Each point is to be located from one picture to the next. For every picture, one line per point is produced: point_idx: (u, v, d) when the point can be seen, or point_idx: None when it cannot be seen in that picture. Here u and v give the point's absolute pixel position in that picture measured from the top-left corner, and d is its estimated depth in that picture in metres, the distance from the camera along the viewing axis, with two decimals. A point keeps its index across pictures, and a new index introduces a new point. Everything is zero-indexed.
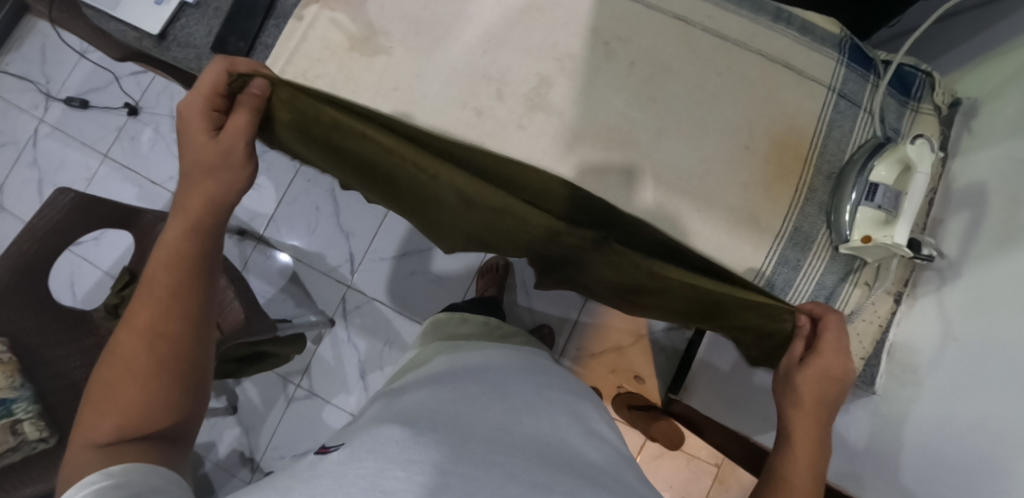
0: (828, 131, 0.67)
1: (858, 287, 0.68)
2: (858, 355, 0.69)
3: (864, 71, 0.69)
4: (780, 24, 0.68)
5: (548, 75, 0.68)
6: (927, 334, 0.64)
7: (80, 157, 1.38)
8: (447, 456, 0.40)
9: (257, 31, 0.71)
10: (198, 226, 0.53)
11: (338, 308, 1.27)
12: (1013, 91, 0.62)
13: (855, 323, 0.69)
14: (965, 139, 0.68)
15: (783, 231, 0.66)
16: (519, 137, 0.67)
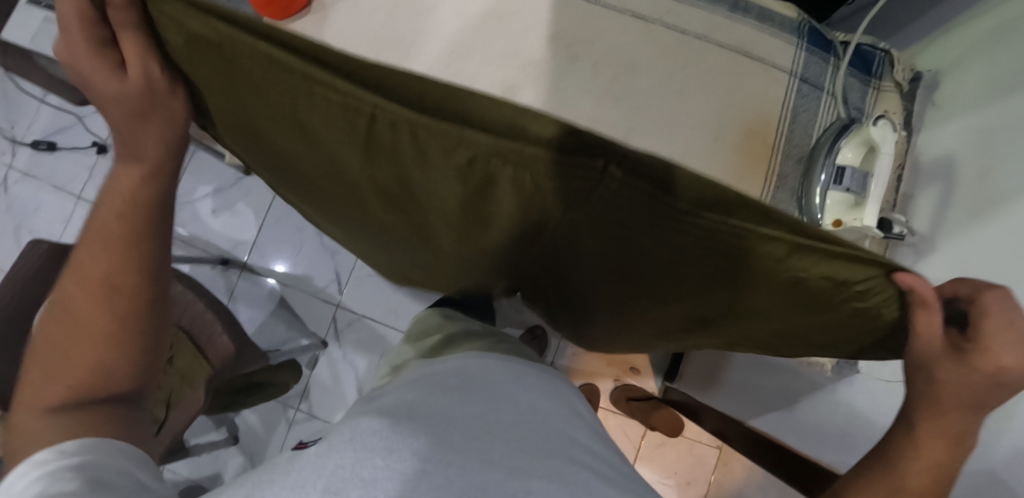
0: (794, 116, 0.68)
1: None
2: None
3: (824, 52, 0.69)
4: (738, 13, 0.68)
5: (513, 85, 0.68)
6: None
7: (54, 202, 1.37)
8: (429, 442, 0.41)
9: None
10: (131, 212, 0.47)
11: (330, 329, 1.27)
12: (974, 59, 0.62)
13: None
14: (929, 112, 0.69)
15: None
16: None
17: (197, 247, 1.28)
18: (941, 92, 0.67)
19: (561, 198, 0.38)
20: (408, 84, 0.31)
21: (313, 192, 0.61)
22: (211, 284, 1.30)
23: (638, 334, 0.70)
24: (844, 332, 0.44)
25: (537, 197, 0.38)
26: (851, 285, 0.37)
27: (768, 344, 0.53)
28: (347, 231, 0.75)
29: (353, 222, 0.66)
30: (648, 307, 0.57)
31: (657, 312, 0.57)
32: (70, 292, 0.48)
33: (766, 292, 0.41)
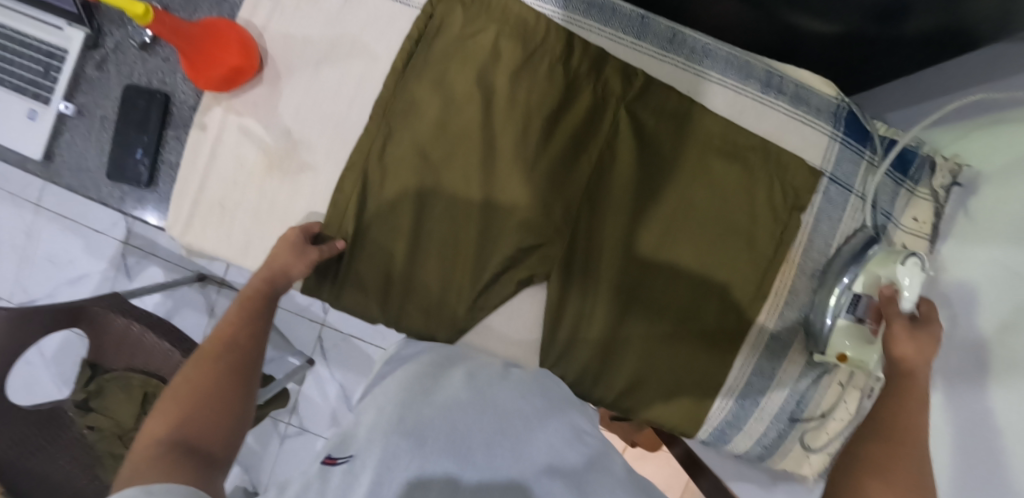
0: (816, 224, 0.67)
1: (832, 387, 0.68)
2: (828, 453, 0.69)
3: (860, 148, 0.67)
4: (771, 93, 0.66)
5: (509, 137, 0.64)
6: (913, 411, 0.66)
7: (10, 208, 1.14)
8: (429, 405, 0.44)
9: (154, 152, 0.65)
10: (249, 308, 0.57)
11: (315, 348, 1.17)
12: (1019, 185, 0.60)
13: (829, 423, 0.69)
14: (961, 221, 0.68)
15: (760, 341, 0.67)
16: (495, 200, 0.64)
17: (171, 262, 1.12)
18: (977, 198, 0.66)
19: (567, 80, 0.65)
20: (550, 32, 0.64)
21: (368, 160, 0.63)
22: (188, 301, 1.13)
23: (666, 367, 0.66)
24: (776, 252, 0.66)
25: (591, 81, 0.65)
26: (749, 157, 0.65)
27: (760, 254, 0.66)
28: (372, 260, 0.65)
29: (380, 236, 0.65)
30: (683, 262, 0.65)
31: (693, 266, 0.65)
32: (156, 421, 0.46)
33: (691, 169, 0.65)
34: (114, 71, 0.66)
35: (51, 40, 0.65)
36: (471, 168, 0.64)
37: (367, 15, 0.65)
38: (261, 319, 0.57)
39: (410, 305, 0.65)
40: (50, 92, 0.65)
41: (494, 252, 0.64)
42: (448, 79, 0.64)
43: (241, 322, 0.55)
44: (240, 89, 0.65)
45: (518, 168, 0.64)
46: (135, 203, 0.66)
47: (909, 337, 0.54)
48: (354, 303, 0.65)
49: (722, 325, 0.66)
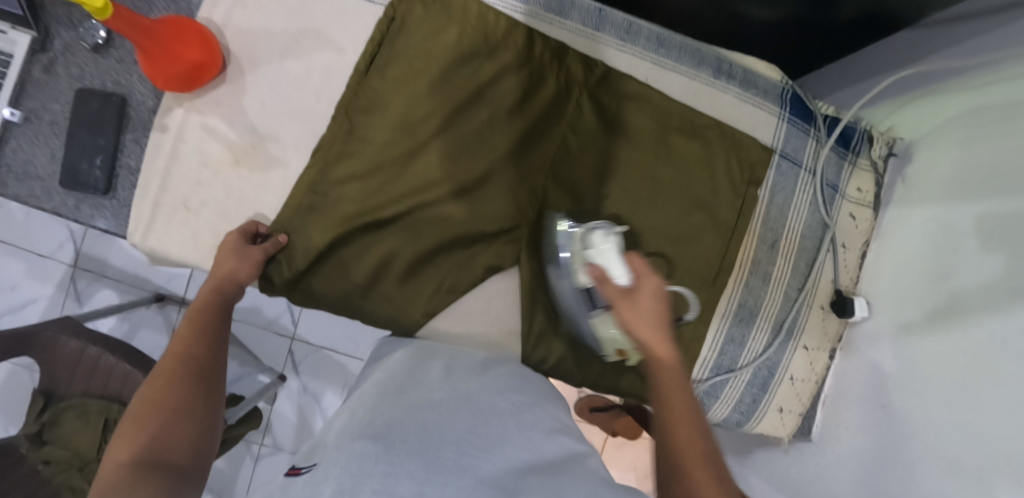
0: (772, 197, 0.72)
1: (798, 351, 0.73)
2: (797, 413, 0.74)
3: (806, 125, 0.72)
4: (722, 79, 0.70)
5: (479, 128, 0.65)
6: (866, 368, 0.71)
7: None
8: (401, 403, 0.48)
9: (110, 155, 0.63)
10: (203, 316, 0.55)
11: (286, 363, 1.14)
12: (952, 152, 0.66)
13: (795, 384, 0.73)
14: (898, 188, 0.74)
15: (729, 311, 0.70)
16: (468, 190, 0.65)
17: (126, 283, 1.06)
18: (912, 167, 0.73)
19: (531, 70, 0.66)
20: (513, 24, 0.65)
21: (331, 152, 0.63)
22: (146, 322, 1.08)
23: None
24: (738, 225, 0.69)
25: (554, 69, 0.67)
26: (706, 137, 0.69)
27: (721, 226, 0.69)
28: (342, 252, 0.64)
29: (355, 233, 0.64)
30: (652, 240, 0.68)
31: (662, 242, 0.68)
32: (119, 441, 0.44)
33: (654, 151, 0.68)
34: (64, 74, 0.63)
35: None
36: (442, 161, 0.64)
37: (330, 9, 0.65)
38: (217, 327, 0.55)
39: (378, 294, 0.64)
40: None
41: (461, 236, 0.65)
42: (411, 72, 0.64)
43: (195, 331, 0.53)
44: (201, 88, 0.64)
45: (488, 157, 0.65)
46: (92, 210, 0.63)
47: (634, 312, 0.51)
48: (329, 301, 0.64)
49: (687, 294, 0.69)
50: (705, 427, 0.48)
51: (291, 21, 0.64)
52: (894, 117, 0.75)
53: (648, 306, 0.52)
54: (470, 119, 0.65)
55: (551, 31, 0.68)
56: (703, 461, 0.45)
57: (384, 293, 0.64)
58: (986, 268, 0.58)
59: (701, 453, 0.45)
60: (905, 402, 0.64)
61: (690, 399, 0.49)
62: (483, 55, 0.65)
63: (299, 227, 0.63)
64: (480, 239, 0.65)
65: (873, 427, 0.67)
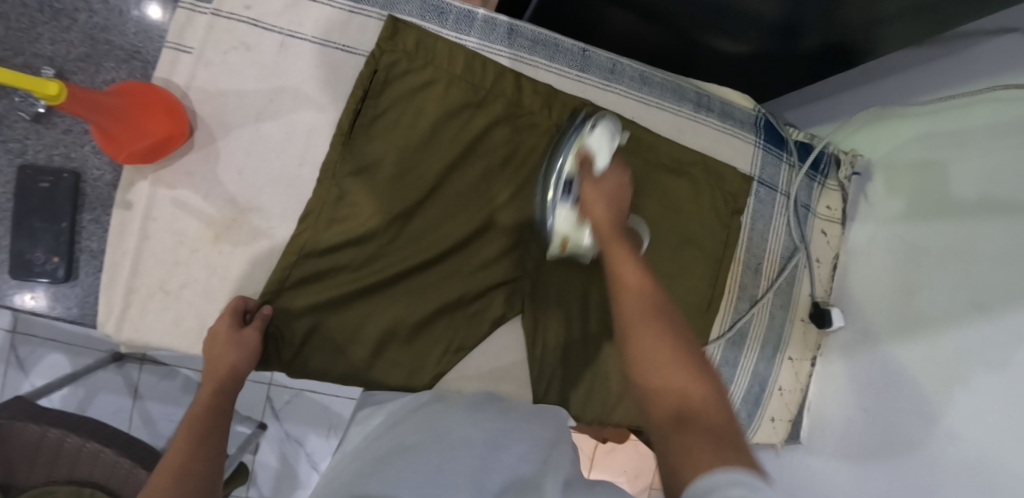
0: (753, 222, 0.75)
1: (785, 363, 0.78)
2: (786, 420, 0.79)
3: (779, 151, 0.76)
4: (702, 112, 0.73)
5: (473, 181, 0.64)
6: (841, 376, 0.76)
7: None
8: (371, 461, 0.44)
9: (66, 237, 0.56)
10: (202, 418, 0.51)
11: (265, 410, 1.08)
12: (909, 170, 0.72)
13: (782, 394, 0.78)
14: (862, 205, 0.79)
15: (723, 334, 0.74)
16: (467, 246, 0.64)
17: (76, 345, 0.96)
18: (873, 185, 0.78)
19: (520, 118, 0.65)
20: (501, 71, 0.64)
21: (323, 217, 0.60)
22: (104, 386, 0.99)
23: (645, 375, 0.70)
24: (724, 253, 0.73)
25: (545, 114, 0.66)
26: (691, 170, 0.71)
27: (711, 256, 0.72)
28: (341, 322, 0.61)
29: (353, 299, 0.61)
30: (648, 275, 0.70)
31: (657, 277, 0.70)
32: None
33: (645, 190, 0.70)
34: (1, 149, 0.56)
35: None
36: (439, 218, 0.64)
37: (307, 65, 0.61)
38: (216, 430, 0.51)
39: (385, 361, 0.62)
40: None
41: (465, 293, 0.64)
42: (400, 128, 0.62)
43: (191, 442, 0.48)
44: (168, 157, 0.58)
45: (485, 210, 0.64)
46: (53, 300, 0.57)
47: (595, 191, 0.58)
48: (331, 372, 0.62)
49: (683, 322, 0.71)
50: (670, 309, 0.48)
51: (264, 78, 0.60)
52: (855, 138, 0.81)
53: (608, 185, 0.58)
54: (463, 174, 0.64)
55: (538, 74, 0.67)
56: (658, 322, 0.46)
57: (388, 359, 0.63)
58: (946, 280, 0.64)
59: (650, 309, 0.47)
60: (880, 406, 0.69)
61: (634, 255, 0.53)
62: (473, 106, 0.64)
63: (293, 300, 0.59)
64: (482, 293, 0.65)
65: (854, 428, 0.72)
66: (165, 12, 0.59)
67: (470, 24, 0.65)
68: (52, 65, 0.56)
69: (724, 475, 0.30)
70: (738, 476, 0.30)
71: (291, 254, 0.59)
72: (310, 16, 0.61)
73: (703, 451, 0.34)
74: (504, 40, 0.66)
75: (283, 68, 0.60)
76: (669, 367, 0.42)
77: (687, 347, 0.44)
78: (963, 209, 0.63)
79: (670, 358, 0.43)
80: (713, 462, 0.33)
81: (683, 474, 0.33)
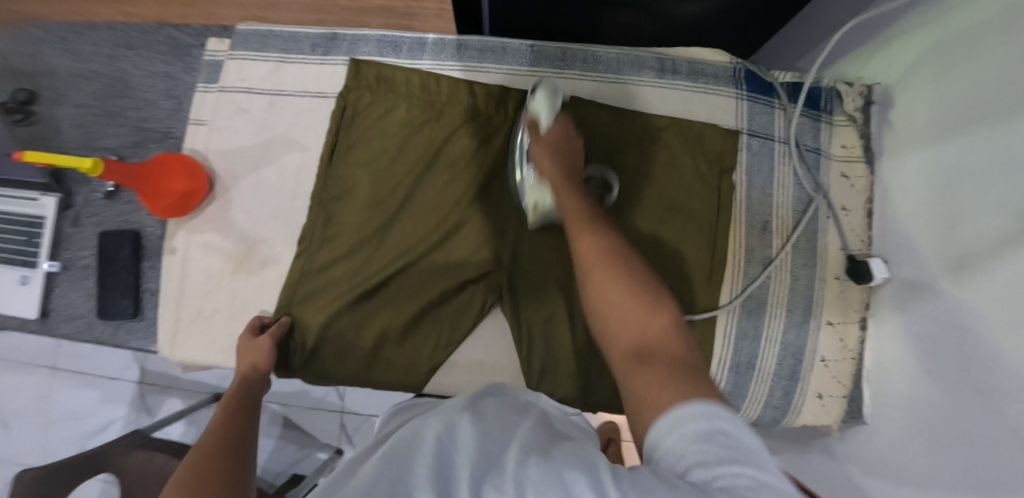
0: (750, 178, 0.70)
1: (823, 327, 0.68)
2: (839, 395, 0.68)
3: (768, 99, 0.71)
4: (668, 76, 0.71)
5: (441, 188, 0.69)
6: (896, 336, 0.64)
7: (31, 374, 1.12)
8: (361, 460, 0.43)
9: (131, 281, 0.71)
10: (231, 406, 0.59)
11: (340, 436, 1.18)
12: (925, 83, 0.62)
13: (827, 364, 0.68)
14: (887, 135, 0.69)
15: (736, 302, 0.68)
16: (445, 246, 0.68)
17: (187, 389, 1.13)
18: (894, 110, 0.68)
19: (477, 122, 0.70)
20: (454, 83, 0.70)
21: (316, 236, 0.68)
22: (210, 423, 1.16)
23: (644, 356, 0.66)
24: (718, 216, 0.68)
25: (502, 112, 0.70)
26: (665, 136, 0.69)
27: (702, 219, 0.68)
28: (340, 329, 0.67)
29: (346, 307, 0.67)
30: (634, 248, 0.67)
31: (644, 249, 0.67)
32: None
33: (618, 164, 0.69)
34: (87, 224, 0.73)
35: (27, 212, 0.72)
36: (413, 226, 0.69)
37: (292, 113, 0.72)
38: (250, 408, 0.59)
39: (382, 360, 0.67)
40: (36, 255, 0.71)
41: (445, 290, 0.67)
42: (370, 150, 0.69)
43: (223, 419, 0.57)
44: (198, 210, 0.71)
45: (456, 212, 0.69)
46: (127, 334, 0.72)
47: (541, 146, 0.60)
48: (335, 374, 0.68)
49: (682, 294, 0.67)
50: (617, 240, 0.51)
51: (258, 131, 0.71)
52: (863, 66, 0.71)
53: (554, 134, 0.61)
54: (431, 184, 0.69)
55: (491, 76, 0.71)
56: (613, 257, 0.49)
57: (382, 361, 0.67)
58: (986, 196, 0.52)
59: (612, 251, 0.49)
60: (942, 363, 0.56)
61: (577, 187, 0.56)
62: (433, 119, 0.70)
63: (298, 311, 0.67)
64: (465, 289, 0.68)
65: (919, 393, 0.60)
66: (188, 97, 0.74)
67: (423, 49, 0.72)
68: (118, 153, 0.74)
69: (686, 410, 0.37)
70: (695, 408, 0.37)
71: (294, 272, 0.68)
72: (289, 74, 0.72)
73: (676, 389, 0.39)
74: (455, 54, 0.72)
75: (274, 120, 0.72)
76: (627, 310, 0.46)
77: (638, 270, 0.49)
78: (994, 111, 0.52)
79: (630, 290, 0.47)
80: (689, 397, 0.38)
81: (648, 418, 0.39)
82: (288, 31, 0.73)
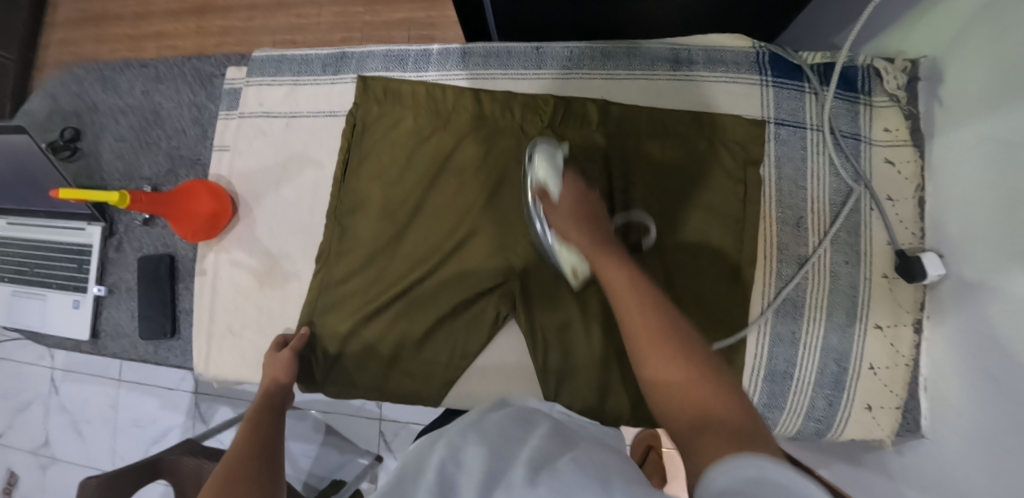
0: (780, 170, 0.64)
1: (870, 331, 0.62)
2: (893, 406, 0.61)
3: (797, 83, 0.65)
4: (683, 67, 0.67)
5: (452, 199, 0.68)
6: (958, 339, 0.57)
7: (100, 385, 1.21)
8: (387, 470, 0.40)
9: (168, 302, 0.75)
10: (256, 418, 0.59)
11: (380, 443, 1.20)
12: (976, 51, 0.55)
13: (877, 372, 0.61)
14: (938, 112, 0.61)
15: (769, 305, 0.63)
16: (457, 257, 0.67)
17: (235, 398, 1.18)
18: (945, 84, 0.60)
19: (485, 129, 0.69)
20: (461, 91, 0.69)
21: (333, 252, 0.69)
22: None
23: None
24: (745, 213, 0.63)
25: (510, 117, 0.68)
26: (682, 130, 0.65)
27: (726, 217, 0.63)
28: (358, 344, 0.68)
29: (363, 321, 0.68)
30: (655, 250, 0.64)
31: (664, 251, 0.64)
32: None
33: (635, 162, 0.66)
34: (129, 249, 0.78)
35: (76, 240, 0.77)
36: (425, 238, 0.68)
37: (306, 133, 0.73)
38: (274, 421, 0.60)
39: (399, 374, 0.67)
40: (85, 280, 0.77)
41: (459, 301, 0.66)
42: (380, 164, 0.70)
43: (248, 431, 0.57)
44: (224, 231, 0.74)
45: (468, 222, 0.67)
46: (165, 351, 0.76)
47: (561, 218, 0.59)
48: (354, 388, 0.68)
49: (707, 298, 0.63)
50: (663, 306, 0.48)
51: (274, 153, 0.73)
52: (906, 38, 0.64)
53: (567, 204, 0.60)
54: (442, 195, 0.69)
55: (499, 81, 0.70)
56: (663, 334, 0.45)
57: (399, 374, 0.67)
58: None
59: (656, 330, 0.45)
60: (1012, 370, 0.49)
61: (624, 269, 0.53)
62: (442, 129, 0.69)
63: (319, 327, 0.69)
64: (478, 300, 0.66)
65: (987, 403, 0.52)
66: (211, 124, 0.77)
67: (428, 60, 0.72)
68: (150, 181, 0.77)
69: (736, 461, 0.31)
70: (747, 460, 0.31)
71: (313, 289, 0.69)
72: (303, 96, 0.74)
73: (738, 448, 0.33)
74: (460, 63, 0.71)
75: (290, 140, 0.73)
76: (674, 368, 0.43)
77: (682, 337, 0.45)
78: None
79: (676, 353, 0.43)
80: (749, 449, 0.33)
81: (702, 469, 0.33)
82: (300, 53, 0.75)
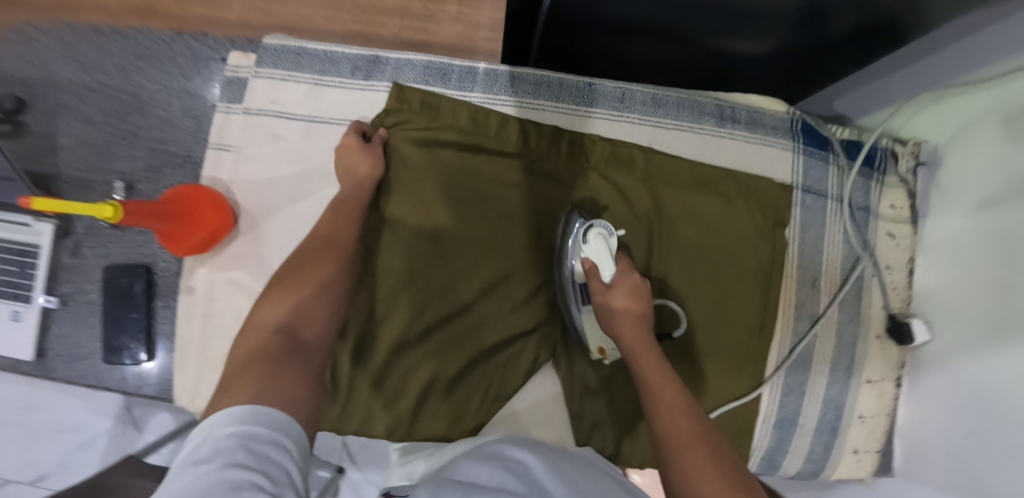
0: (803, 232, 0.69)
1: (863, 385, 0.69)
2: (874, 450, 0.70)
3: (824, 154, 0.70)
4: (727, 124, 0.69)
5: (491, 233, 0.65)
6: (934, 396, 0.66)
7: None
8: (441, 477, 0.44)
9: (144, 322, 0.64)
10: (345, 201, 0.61)
11: (343, 455, 1.11)
12: (974, 146, 0.63)
13: (864, 420, 0.69)
14: (934, 195, 0.70)
15: (786, 358, 0.68)
16: (495, 296, 0.65)
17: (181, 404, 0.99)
18: (943, 172, 0.68)
19: (531, 163, 0.66)
20: (508, 120, 0.66)
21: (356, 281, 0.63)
22: None
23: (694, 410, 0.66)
24: (770, 272, 0.67)
25: (558, 155, 0.67)
26: (722, 187, 0.68)
27: (757, 274, 0.67)
28: (384, 385, 0.63)
29: (389, 358, 0.63)
30: (689, 301, 0.67)
31: (697, 302, 0.67)
32: (269, 307, 0.51)
33: (676, 213, 0.67)
34: (90, 254, 0.66)
35: (19, 238, 0.64)
36: (460, 272, 0.65)
37: (328, 144, 0.65)
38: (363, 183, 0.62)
39: (426, 416, 0.64)
40: (30, 288, 0.65)
41: (497, 342, 0.65)
42: (415, 188, 0.64)
43: (340, 201, 0.61)
44: (219, 245, 0.64)
45: (510, 259, 0.65)
46: (136, 379, 0.65)
47: (609, 300, 0.57)
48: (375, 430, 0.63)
49: (731, 348, 0.67)
50: (698, 412, 0.50)
51: (289, 162, 0.65)
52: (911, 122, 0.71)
53: (619, 288, 0.58)
54: (481, 229, 0.65)
55: (548, 114, 0.68)
56: (707, 449, 0.46)
57: (426, 416, 0.64)
58: None
59: (695, 436, 0.47)
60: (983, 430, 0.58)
61: (666, 368, 0.53)
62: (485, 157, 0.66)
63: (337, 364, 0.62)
64: (516, 341, 0.65)
65: (958, 456, 0.61)
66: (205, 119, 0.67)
67: (473, 80, 0.68)
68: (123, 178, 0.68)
69: None
70: None
71: None
72: (327, 99, 0.66)
73: None
74: (508, 88, 0.68)
75: (309, 150, 0.65)
76: (708, 479, 0.43)
77: (721, 453, 0.46)
78: None
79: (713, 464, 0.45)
80: None
81: None
82: (324, 49, 0.67)
